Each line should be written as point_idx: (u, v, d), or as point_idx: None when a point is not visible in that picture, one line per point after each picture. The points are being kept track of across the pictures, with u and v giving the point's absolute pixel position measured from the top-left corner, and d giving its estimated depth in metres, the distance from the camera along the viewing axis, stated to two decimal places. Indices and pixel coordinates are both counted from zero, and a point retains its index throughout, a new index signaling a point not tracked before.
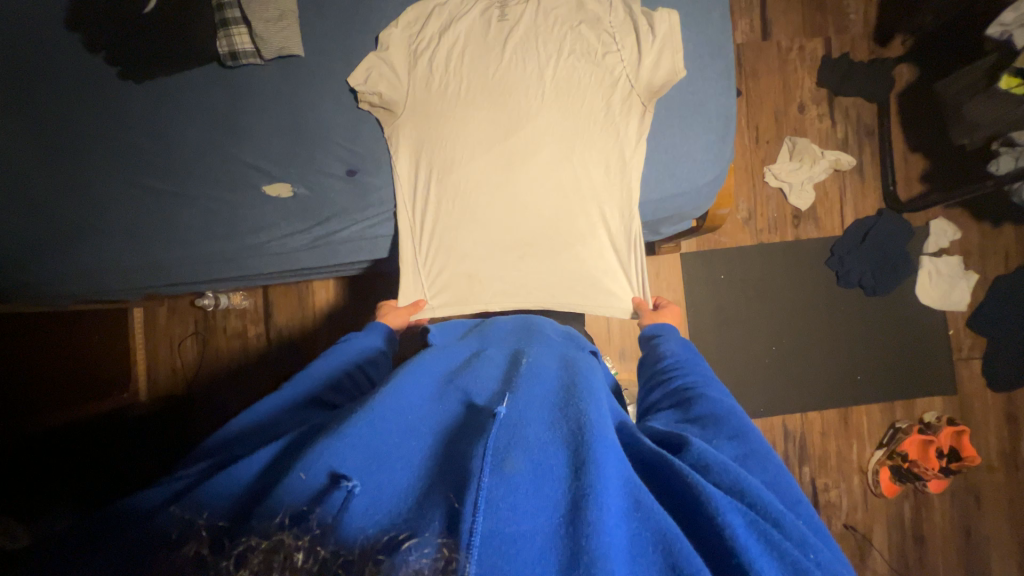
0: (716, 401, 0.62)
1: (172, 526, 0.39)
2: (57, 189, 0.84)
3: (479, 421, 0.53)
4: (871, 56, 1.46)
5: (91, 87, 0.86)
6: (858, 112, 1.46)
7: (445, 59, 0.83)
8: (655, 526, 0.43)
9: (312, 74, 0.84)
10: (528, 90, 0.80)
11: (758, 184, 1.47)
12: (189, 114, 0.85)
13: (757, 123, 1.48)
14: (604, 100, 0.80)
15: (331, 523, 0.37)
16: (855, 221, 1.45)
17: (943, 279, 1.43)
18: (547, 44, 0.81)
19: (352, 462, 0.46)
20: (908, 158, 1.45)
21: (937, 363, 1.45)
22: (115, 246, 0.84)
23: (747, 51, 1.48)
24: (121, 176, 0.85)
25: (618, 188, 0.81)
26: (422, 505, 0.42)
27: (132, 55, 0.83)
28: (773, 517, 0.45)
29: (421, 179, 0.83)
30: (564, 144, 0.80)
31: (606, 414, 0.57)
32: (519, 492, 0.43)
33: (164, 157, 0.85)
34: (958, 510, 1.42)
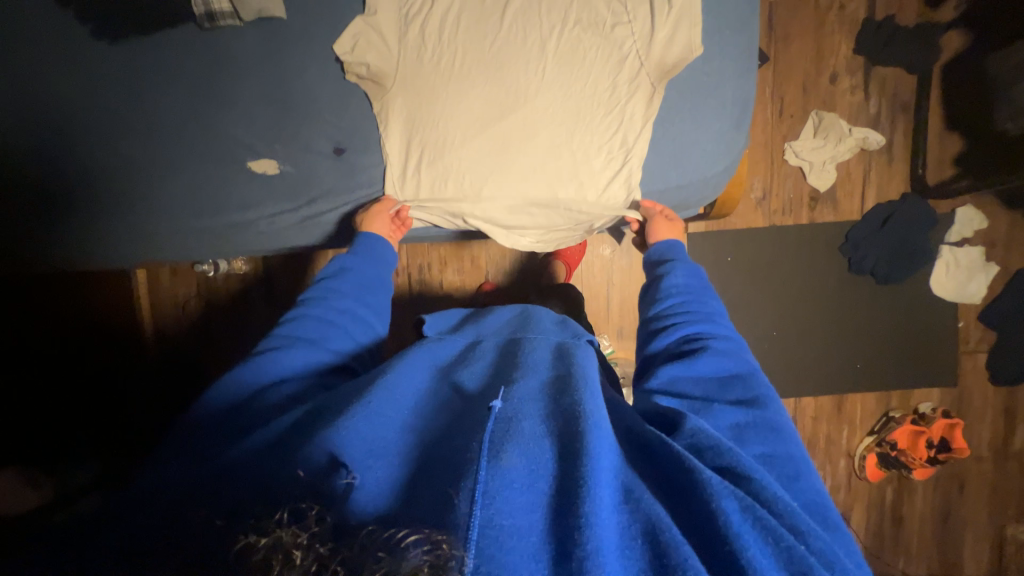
0: (720, 358, 0.61)
1: (169, 529, 0.38)
2: (34, 158, 0.80)
3: (474, 413, 0.51)
4: (919, 19, 1.32)
5: (62, 46, 0.80)
6: (896, 85, 1.34)
7: (438, 27, 0.76)
8: (644, 516, 0.42)
9: (295, 39, 0.77)
10: (529, 64, 0.74)
11: (777, 161, 1.38)
12: (167, 79, 0.80)
13: (783, 93, 1.36)
14: (610, 79, 0.73)
15: (330, 518, 0.36)
16: (876, 205, 1.37)
17: (961, 270, 1.37)
18: (550, 11, 0.73)
19: (347, 456, 0.44)
20: (943, 138, 1.34)
21: (942, 355, 1.42)
22: (102, 220, 0.83)
23: (781, 10, 1.34)
24: (101, 146, 0.81)
25: (618, 176, 0.76)
26: (415, 497, 0.41)
27: (106, 14, 0.78)
28: (766, 499, 0.45)
29: (411, 161, 0.79)
30: (564, 127, 0.75)
31: (604, 407, 0.54)
32: (515, 485, 0.41)
33: (144, 127, 0.81)
34: (940, 497, 1.45)
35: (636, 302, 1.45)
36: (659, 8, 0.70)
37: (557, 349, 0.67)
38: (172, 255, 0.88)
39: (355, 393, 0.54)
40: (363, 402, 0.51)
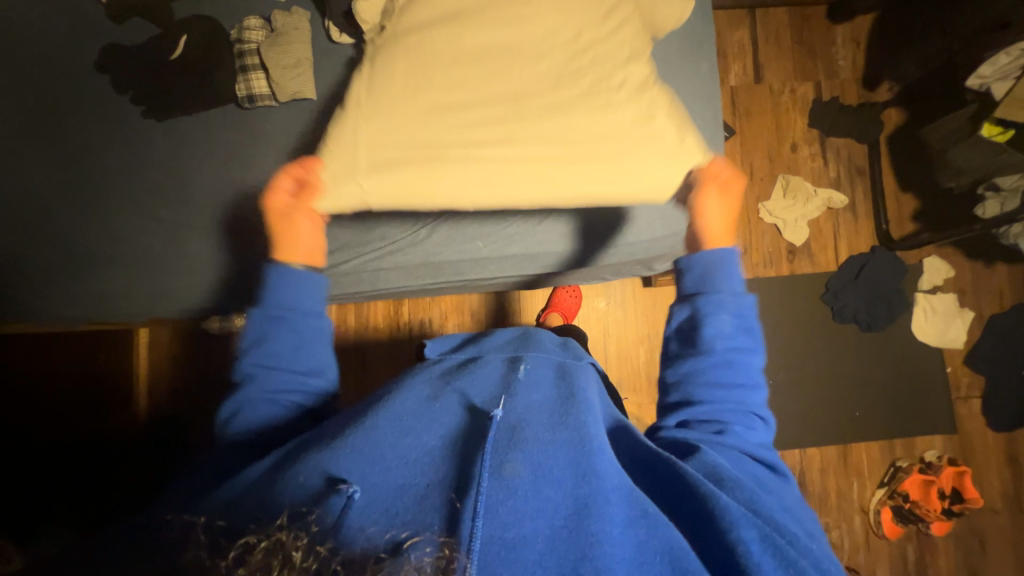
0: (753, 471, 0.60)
1: (182, 530, 0.46)
2: (74, 221, 0.89)
3: (478, 428, 0.54)
4: (860, 100, 1.52)
5: (112, 123, 0.91)
6: (849, 152, 1.51)
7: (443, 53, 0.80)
8: (660, 534, 0.48)
9: (324, 117, 0.89)
10: (531, 113, 0.79)
11: (753, 218, 1.51)
12: (205, 151, 0.90)
13: (751, 160, 1.53)
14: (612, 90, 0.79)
15: (328, 523, 0.43)
16: (849, 256, 1.48)
17: (938, 316, 1.44)
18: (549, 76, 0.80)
19: (350, 465, 0.50)
20: (899, 197, 1.48)
21: (937, 401, 1.44)
22: (129, 277, 0.90)
23: (741, 93, 1.54)
24: (137, 209, 0.89)
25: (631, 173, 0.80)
26: (421, 501, 0.47)
27: (157, 96, 0.90)
28: (780, 530, 0.52)
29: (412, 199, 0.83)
30: (559, 161, 0.79)
31: (599, 421, 0.59)
32: (519, 495, 0.47)
33: (177, 191, 0.90)
34: (964, 554, 1.39)
35: (634, 353, 1.49)
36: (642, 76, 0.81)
37: (559, 366, 0.66)
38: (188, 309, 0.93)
39: (361, 414, 0.58)
40: (370, 425, 0.54)
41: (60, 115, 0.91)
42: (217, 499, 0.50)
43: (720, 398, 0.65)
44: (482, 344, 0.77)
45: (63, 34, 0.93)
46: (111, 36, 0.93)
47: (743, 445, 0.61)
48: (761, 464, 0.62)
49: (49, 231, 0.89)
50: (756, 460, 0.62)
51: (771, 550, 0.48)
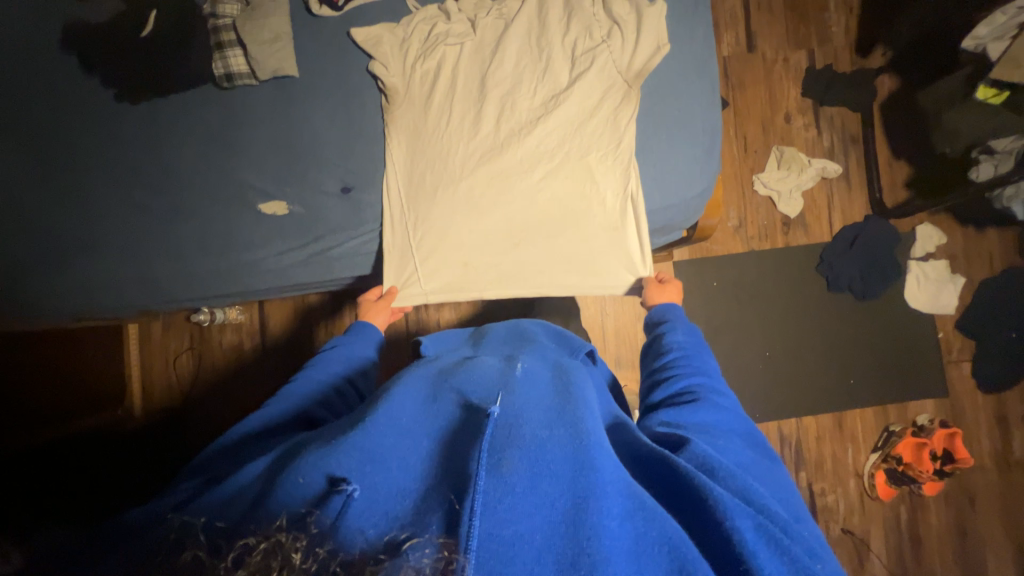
0: (742, 455, 0.58)
1: (177, 532, 0.43)
2: (49, 211, 0.85)
3: (473, 423, 0.52)
4: (854, 66, 1.50)
5: (83, 107, 0.87)
6: (843, 121, 1.50)
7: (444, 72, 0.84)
8: (660, 528, 0.46)
9: (306, 95, 0.85)
10: (531, 117, 0.81)
11: (747, 191, 1.50)
12: (183, 133, 0.87)
13: (744, 132, 1.51)
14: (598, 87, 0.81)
15: (329, 524, 0.41)
16: (844, 226, 1.48)
17: (931, 283, 1.45)
18: (547, 82, 0.82)
19: (348, 463, 0.48)
20: (893, 164, 1.48)
21: (929, 365, 1.46)
22: (110, 267, 0.86)
23: (733, 63, 1.51)
24: (115, 194, 0.86)
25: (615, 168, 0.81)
26: (422, 503, 0.45)
27: (129, 77, 0.86)
28: (771, 514, 0.49)
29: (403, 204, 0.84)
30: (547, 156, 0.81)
31: (599, 419, 0.57)
32: (517, 492, 0.44)
33: (156, 176, 0.86)
34: (954, 511, 1.43)
35: (632, 330, 1.49)
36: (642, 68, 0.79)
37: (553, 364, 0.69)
38: (176, 297, 0.90)
39: (354, 416, 0.56)
40: (366, 424, 0.52)
41: (26, 99, 0.86)
42: (211, 503, 0.47)
43: (693, 397, 0.65)
44: (479, 341, 0.82)
45: (22, 13, 0.87)
46: (74, 13, 0.87)
47: (726, 440, 0.59)
48: (750, 455, 0.60)
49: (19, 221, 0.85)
50: (745, 452, 0.59)
51: (766, 540, 0.46)
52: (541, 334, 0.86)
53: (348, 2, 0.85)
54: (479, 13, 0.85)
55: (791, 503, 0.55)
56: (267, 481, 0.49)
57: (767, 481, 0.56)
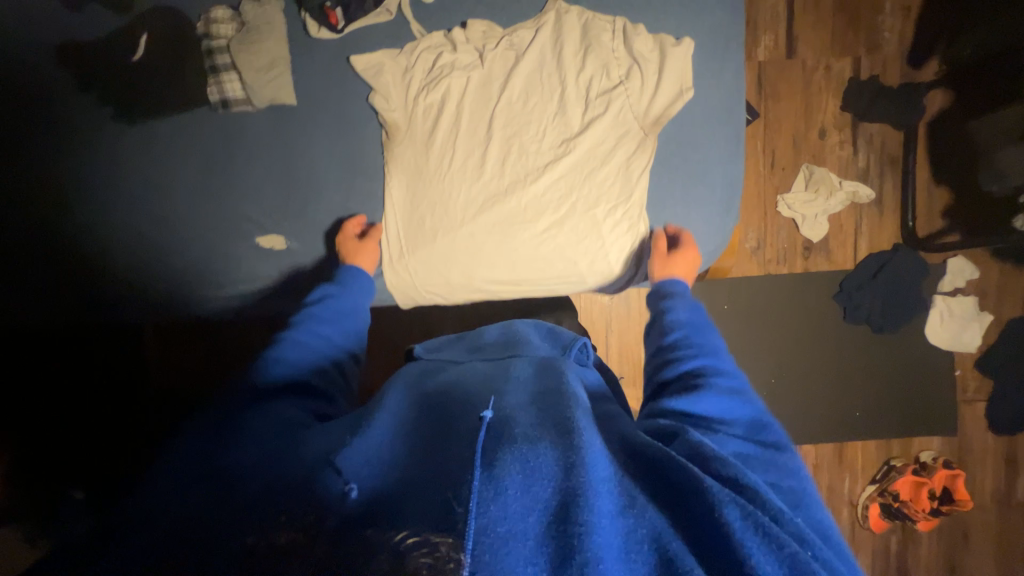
0: (752, 417, 0.57)
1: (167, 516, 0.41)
2: (45, 233, 0.84)
3: (461, 424, 0.49)
4: (903, 79, 1.37)
5: (69, 125, 0.84)
6: (883, 139, 1.39)
7: (448, 105, 0.79)
8: (648, 522, 0.41)
9: (298, 125, 0.82)
10: (537, 161, 0.78)
11: (770, 212, 1.42)
12: (178, 156, 0.84)
13: (773, 147, 1.41)
14: (611, 136, 0.77)
15: (328, 523, 0.39)
16: (869, 254, 1.40)
17: (955, 320, 1.38)
18: (559, 118, 0.77)
19: (338, 453, 0.46)
20: (931, 190, 1.38)
21: (941, 403, 1.42)
22: (108, 290, 0.86)
23: (769, 69, 1.39)
24: (111, 217, 0.85)
25: (620, 227, 0.78)
26: (410, 497, 0.41)
27: (113, 95, 0.82)
28: (782, 518, 0.42)
29: (399, 243, 0.81)
30: (552, 205, 0.78)
31: (591, 416, 0.53)
32: (515, 483, 0.40)
33: (151, 202, 0.85)
34: (946, 546, 1.43)
35: (636, 348, 1.47)
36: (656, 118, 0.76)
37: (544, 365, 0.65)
38: (173, 323, 0.90)
39: (350, 414, 0.54)
40: (365, 423, 0.51)
41: (2, 115, 0.83)
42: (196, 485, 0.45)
43: (693, 382, 0.59)
44: (474, 342, 0.81)
45: (5, 23, 0.82)
46: (65, 26, 0.83)
47: (726, 432, 0.53)
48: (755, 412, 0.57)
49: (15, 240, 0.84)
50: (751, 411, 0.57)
51: (771, 540, 0.39)
52: (535, 334, 0.81)
53: (348, 24, 0.78)
54: (488, 44, 0.79)
55: (803, 504, 0.48)
56: (246, 470, 0.45)
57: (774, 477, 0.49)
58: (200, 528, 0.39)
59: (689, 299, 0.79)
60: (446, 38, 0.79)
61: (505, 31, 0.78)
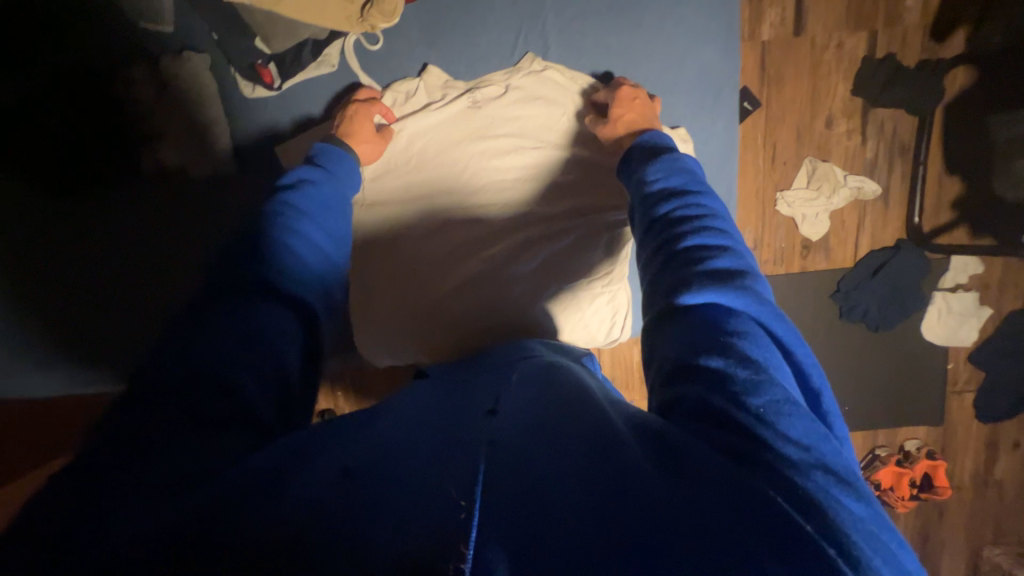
0: (750, 323, 0.56)
1: (181, 505, 0.41)
2: (138, 239, 1.04)
3: (475, 421, 0.53)
4: (924, 55, 1.23)
5: (123, 167, 1.03)
6: (895, 127, 1.27)
7: (414, 142, 1.00)
8: (649, 508, 0.38)
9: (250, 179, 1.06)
10: (525, 186, 1.00)
11: (768, 211, 1.34)
12: (245, 189, 1.06)
13: (775, 139, 1.30)
14: (612, 185, 1.01)
15: (354, 514, 0.39)
16: (870, 253, 1.34)
17: (953, 316, 1.35)
18: (535, 162, 1.00)
19: (355, 454, 0.48)
20: (942, 182, 1.29)
21: (930, 395, 1.43)
22: (178, 283, 1.06)
23: (774, 49, 1.25)
24: (191, 228, 1.05)
25: (610, 259, 1.03)
26: (425, 487, 0.42)
27: (91, 157, 1.01)
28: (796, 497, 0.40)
29: (384, 263, 0.99)
30: (555, 231, 1.00)
31: (602, 403, 0.56)
32: (527, 482, 0.42)
33: (224, 220, 1.05)
34: (921, 522, 1.52)
35: (627, 356, 1.46)
36: None
37: (547, 368, 0.70)
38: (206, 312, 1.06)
39: (361, 426, 0.55)
40: (383, 429, 0.53)
41: (40, 156, 0.99)
42: (212, 481, 0.45)
43: (691, 280, 0.62)
44: (478, 365, 0.81)
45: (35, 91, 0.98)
46: None
47: (740, 347, 0.53)
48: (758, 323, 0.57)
49: (123, 289, 1.05)
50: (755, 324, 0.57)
51: (777, 520, 0.37)
52: (536, 347, 0.86)
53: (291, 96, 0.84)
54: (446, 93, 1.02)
55: (823, 441, 0.45)
56: (250, 468, 0.46)
57: (788, 396, 0.48)
58: (234, 538, 0.37)
59: (678, 179, 0.79)
60: (410, 89, 1.02)
61: (466, 86, 1.02)
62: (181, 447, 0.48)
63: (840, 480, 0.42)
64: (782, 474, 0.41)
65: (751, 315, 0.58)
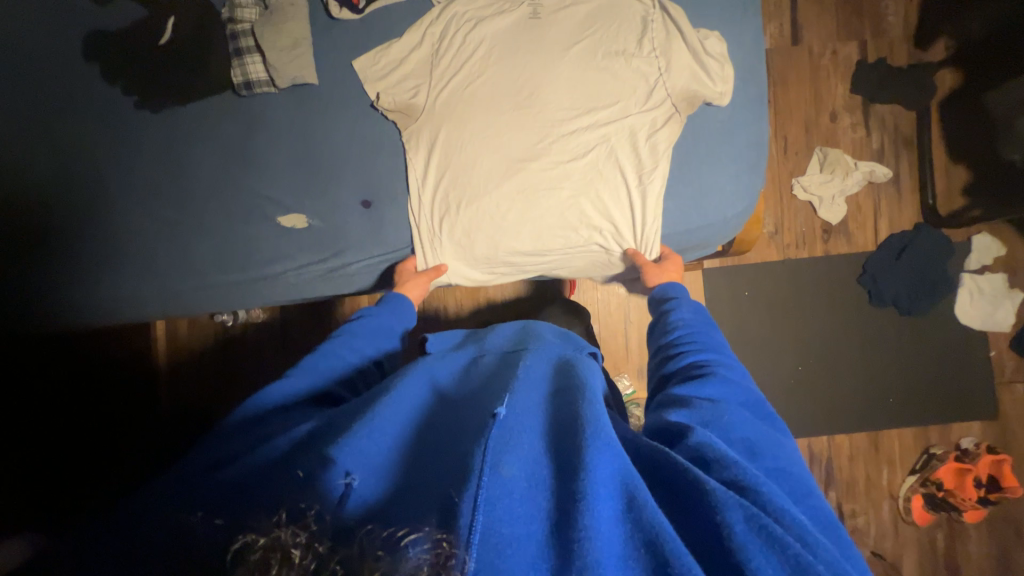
0: (737, 391, 0.59)
1: (194, 515, 0.42)
2: (77, 198, 0.85)
3: (479, 422, 0.51)
4: (911, 60, 1.38)
5: (75, 102, 0.86)
6: (896, 121, 1.39)
7: (471, 57, 0.82)
8: (646, 524, 0.41)
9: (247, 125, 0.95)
10: (555, 118, 0.80)
11: (786, 196, 1.41)
12: (203, 144, 0.85)
13: (785, 132, 1.41)
14: (639, 109, 0.79)
15: (328, 518, 0.38)
16: (891, 235, 1.38)
17: (985, 299, 1.35)
18: (573, 80, 0.79)
19: (352, 456, 0.47)
20: (949, 170, 1.37)
21: (978, 385, 1.37)
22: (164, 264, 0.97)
23: (776, 57, 1.41)
24: (130, 189, 0.86)
25: (639, 202, 0.80)
26: (405, 498, 0.43)
27: (44, 104, 0.86)
28: (775, 512, 0.42)
29: (432, 201, 0.83)
30: (585, 175, 0.80)
31: (604, 412, 0.52)
32: (513, 497, 0.42)
33: (174, 183, 0.86)
34: (997, 541, 1.35)
35: None
36: (679, 83, 0.77)
37: (556, 361, 0.66)
38: (175, 310, 0.90)
39: (358, 412, 0.54)
40: (365, 420, 0.52)
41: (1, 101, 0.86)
42: (217, 483, 0.46)
43: (695, 367, 0.63)
44: (482, 342, 0.80)
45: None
46: (96, 21, 0.85)
47: (736, 418, 0.54)
48: (749, 393, 0.60)
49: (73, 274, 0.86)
50: (746, 395, 0.59)
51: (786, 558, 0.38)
52: (549, 334, 0.82)
53: (369, 5, 0.82)
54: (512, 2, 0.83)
55: (806, 496, 0.48)
56: (215, 477, 0.47)
57: (774, 459, 0.51)
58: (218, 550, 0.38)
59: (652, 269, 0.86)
60: None
61: None
62: (190, 468, 0.51)
63: (825, 528, 0.46)
64: (774, 508, 0.42)
65: (739, 386, 0.60)
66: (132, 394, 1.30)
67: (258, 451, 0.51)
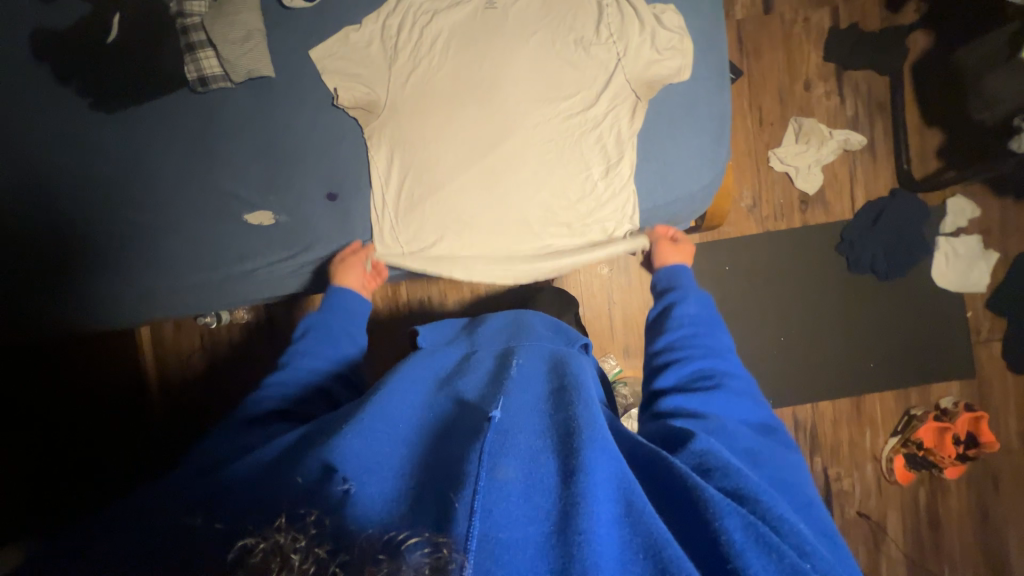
0: (736, 399, 0.62)
1: (175, 527, 0.42)
2: (36, 205, 0.84)
3: (473, 424, 0.50)
4: (882, 24, 1.37)
5: (26, 107, 0.84)
6: (869, 86, 1.38)
7: (430, 49, 0.81)
8: (644, 530, 0.42)
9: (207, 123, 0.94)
10: (518, 104, 0.79)
11: (763, 168, 1.41)
12: (162, 143, 0.84)
13: (760, 103, 1.40)
14: (598, 91, 0.79)
15: (328, 523, 0.37)
16: (868, 202, 1.38)
17: (961, 260, 1.37)
18: (534, 67, 0.79)
19: (347, 458, 0.46)
20: (923, 133, 1.38)
21: (956, 346, 1.39)
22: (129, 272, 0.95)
23: (748, 27, 1.40)
24: (91, 194, 0.84)
25: (603, 182, 0.81)
26: (410, 503, 0.42)
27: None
28: (774, 523, 0.45)
29: (397, 199, 0.82)
30: (552, 156, 0.80)
31: (601, 416, 0.54)
32: (511, 500, 0.42)
33: (136, 186, 0.84)
34: (976, 494, 1.39)
35: (641, 320, 1.44)
36: (636, 59, 0.77)
37: (550, 358, 0.66)
38: (147, 314, 0.89)
39: (346, 415, 0.53)
40: (359, 418, 0.51)
41: None
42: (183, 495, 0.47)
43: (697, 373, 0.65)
44: (474, 337, 0.78)
45: None
46: (43, 22, 0.83)
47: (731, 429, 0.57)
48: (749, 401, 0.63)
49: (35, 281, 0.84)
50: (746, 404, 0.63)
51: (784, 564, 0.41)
52: (541, 326, 0.80)
53: None
54: None
55: (801, 499, 0.52)
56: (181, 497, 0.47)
57: (769, 468, 0.54)
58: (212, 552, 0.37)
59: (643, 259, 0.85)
60: None
61: None
62: (163, 486, 0.50)
63: (823, 535, 0.49)
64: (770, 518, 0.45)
65: (737, 393, 0.63)
66: (120, 399, 1.31)
67: (235, 465, 0.51)
